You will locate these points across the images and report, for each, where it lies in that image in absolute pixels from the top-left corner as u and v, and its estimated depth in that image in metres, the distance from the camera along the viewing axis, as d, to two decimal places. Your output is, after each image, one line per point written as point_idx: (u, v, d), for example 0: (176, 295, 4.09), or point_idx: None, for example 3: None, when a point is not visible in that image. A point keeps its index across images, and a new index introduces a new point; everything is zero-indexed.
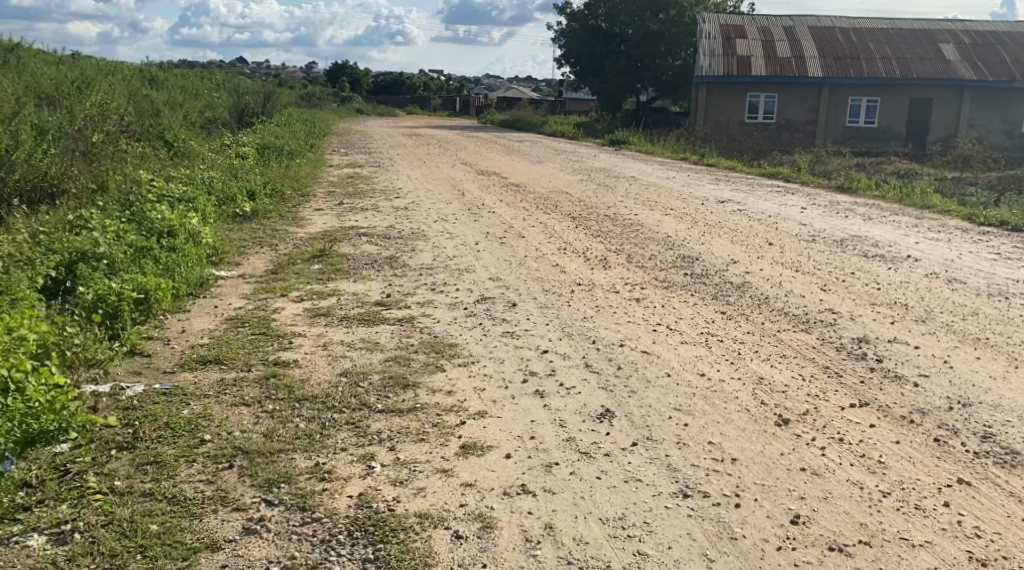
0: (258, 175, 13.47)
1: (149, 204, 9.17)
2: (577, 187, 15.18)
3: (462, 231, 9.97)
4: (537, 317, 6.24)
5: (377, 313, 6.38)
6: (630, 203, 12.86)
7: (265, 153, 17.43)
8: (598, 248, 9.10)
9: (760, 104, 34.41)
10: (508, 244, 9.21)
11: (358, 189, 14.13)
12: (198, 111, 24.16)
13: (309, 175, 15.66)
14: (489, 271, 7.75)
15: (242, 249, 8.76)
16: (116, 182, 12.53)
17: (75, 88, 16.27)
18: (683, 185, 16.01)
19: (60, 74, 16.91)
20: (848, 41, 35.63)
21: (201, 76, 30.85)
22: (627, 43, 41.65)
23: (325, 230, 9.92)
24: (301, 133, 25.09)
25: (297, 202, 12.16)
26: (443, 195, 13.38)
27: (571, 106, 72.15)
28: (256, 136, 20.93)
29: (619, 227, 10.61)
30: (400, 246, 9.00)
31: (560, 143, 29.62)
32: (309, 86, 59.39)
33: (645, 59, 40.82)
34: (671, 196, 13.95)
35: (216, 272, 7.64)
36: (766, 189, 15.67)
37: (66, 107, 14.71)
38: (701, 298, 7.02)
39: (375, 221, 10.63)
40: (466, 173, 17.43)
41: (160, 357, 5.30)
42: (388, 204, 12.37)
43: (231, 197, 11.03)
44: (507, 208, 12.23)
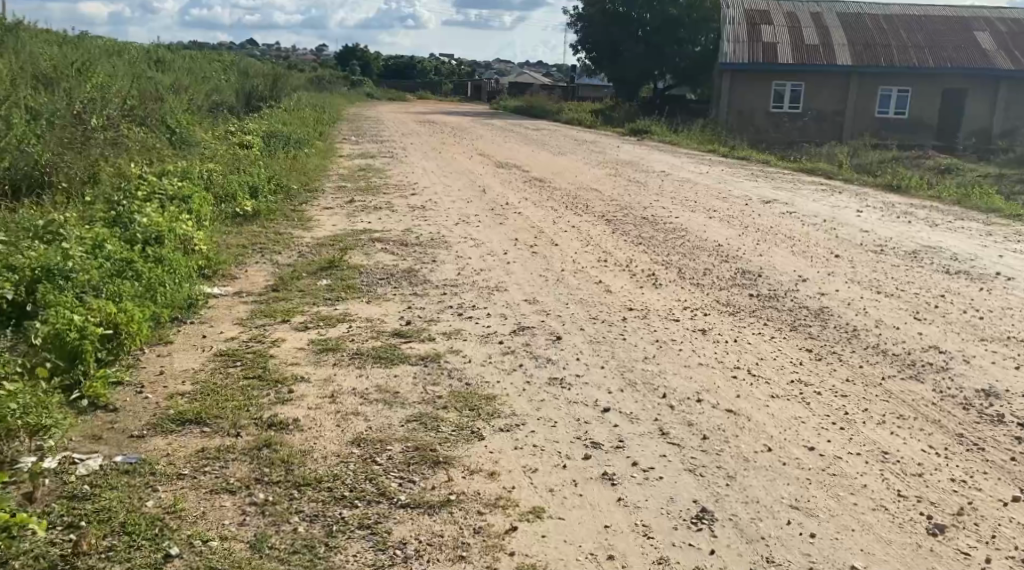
0: (263, 168, 12.47)
1: (138, 204, 8.16)
2: (606, 183, 14.12)
3: (488, 236, 8.93)
4: (590, 355, 5.18)
5: (396, 348, 5.32)
6: (668, 203, 11.80)
7: (272, 142, 16.39)
8: (644, 261, 8.05)
9: (787, 93, 33.09)
10: (541, 254, 8.16)
11: (371, 183, 13.10)
12: (205, 95, 23.16)
13: (320, 167, 14.65)
14: (525, 290, 6.71)
15: (241, 258, 7.73)
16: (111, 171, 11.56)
17: (74, 70, 15.29)
18: (718, 181, 14.91)
19: (58, 55, 15.93)
20: (878, 28, 34.26)
21: (209, 58, 29.89)
22: (645, 28, 39.91)
23: (334, 234, 8.90)
24: (311, 119, 24.05)
25: (305, 200, 11.13)
26: (463, 192, 12.33)
27: (586, 92, 70.70)
28: (263, 122, 19.93)
29: (662, 233, 9.55)
30: (418, 256, 7.95)
31: (580, 132, 28.47)
32: (320, 69, 58.24)
33: (664, 44, 39.52)
34: (710, 195, 12.89)
35: (208, 289, 6.59)
36: (809, 187, 14.56)
37: (60, 90, 13.73)
38: (778, 331, 5.95)
39: (391, 224, 9.59)
40: (486, 165, 16.39)
41: (127, 413, 4.25)
42: (404, 202, 11.33)
43: (231, 194, 10.00)
44: (534, 208, 11.17)
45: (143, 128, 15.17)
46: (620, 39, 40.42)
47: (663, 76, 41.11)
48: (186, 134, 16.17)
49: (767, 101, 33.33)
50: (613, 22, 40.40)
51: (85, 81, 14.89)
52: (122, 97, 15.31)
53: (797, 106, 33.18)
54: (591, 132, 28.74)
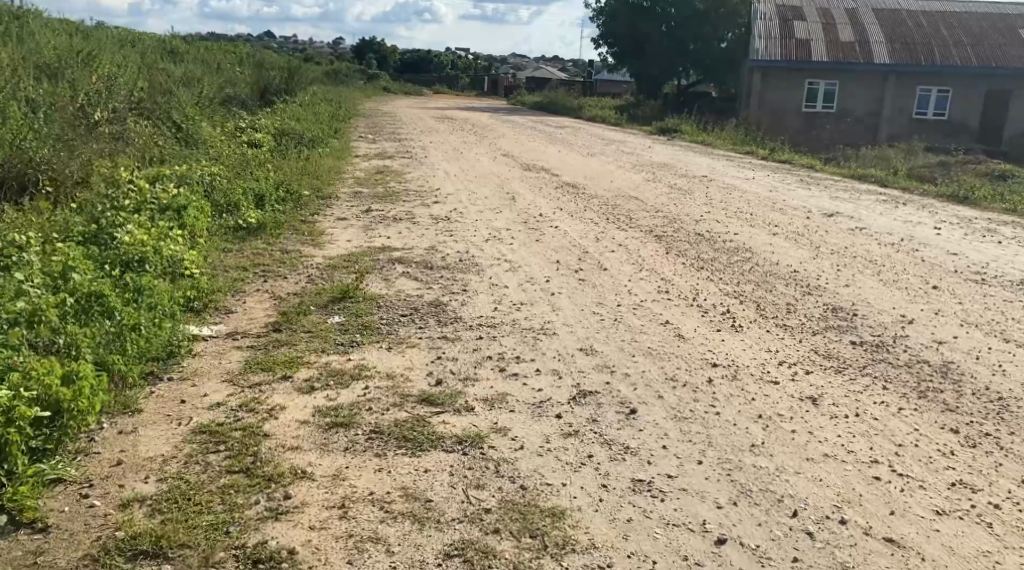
0: (273, 172, 11.32)
1: (124, 217, 7.02)
2: (646, 189, 12.92)
3: (524, 257, 7.73)
4: (678, 439, 3.97)
5: (424, 425, 4.09)
6: (720, 216, 10.62)
7: (284, 140, 15.28)
8: (712, 293, 6.84)
9: (820, 92, 31.68)
10: (589, 282, 6.95)
11: (390, 188, 11.94)
12: (217, 87, 22.08)
13: (335, 169, 13.51)
14: (579, 334, 5.50)
15: (239, 282, 6.58)
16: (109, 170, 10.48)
17: (79, 59, 14.19)
18: (768, 189, 13.71)
19: (62, 42, 14.85)
20: (917, 25, 32.80)
21: (223, 49, 28.79)
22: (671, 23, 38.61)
23: (349, 253, 7.74)
24: (326, 115, 22.90)
25: (317, 208, 9.97)
26: (490, 200, 11.14)
27: (604, 89, 69.32)
28: (276, 118, 18.82)
29: (724, 254, 8.35)
30: (445, 284, 6.76)
31: (607, 130, 27.26)
32: (335, 61, 57.14)
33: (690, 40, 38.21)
34: (764, 207, 11.65)
35: (195, 329, 5.42)
36: (869, 197, 13.30)
37: (60, 81, 12.67)
38: (904, 399, 4.71)
39: (414, 241, 8.41)
40: (514, 168, 15.21)
41: (61, 538, 3.10)
42: (427, 212, 10.17)
43: (234, 203, 8.85)
44: (572, 220, 9.97)
45: (150, 124, 14.10)
46: (645, 34, 39.09)
47: (688, 72, 39.77)
48: (196, 129, 15.10)
49: (800, 100, 31.92)
50: (638, 17, 39.10)
51: (89, 69, 13.79)
52: (128, 88, 14.22)
53: (830, 106, 31.77)
54: (618, 131, 27.49)
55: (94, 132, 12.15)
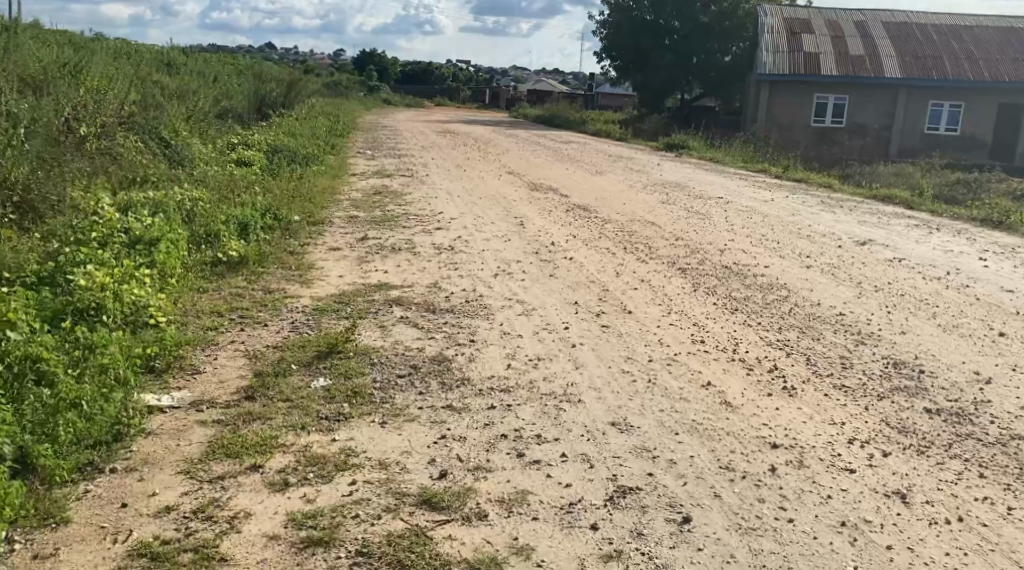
0: (264, 196, 10.51)
1: (85, 254, 6.17)
2: (662, 213, 12.11)
3: (538, 298, 6.87)
4: (749, 565, 3.21)
5: (426, 544, 3.26)
6: (747, 244, 9.81)
7: (277, 158, 14.45)
8: (754, 344, 5.98)
9: (830, 106, 30.92)
10: (613, 328, 6.10)
11: (388, 212, 11.12)
12: (210, 100, 21.25)
13: (331, 191, 12.71)
14: (608, 401, 4.65)
15: (212, 332, 5.74)
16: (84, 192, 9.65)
17: (66, 72, 13.34)
18: (791, 213, 12.91)
19: (49, 53, 14.00)
20: (929, 38, 32.06)
21: (219, 60, 27.94)
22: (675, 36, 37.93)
23: (341, 292, 6.90)
24: (324, 130, 22.11)
25: (308, 237, 9.14)
26: (497, 226, 10.33)
27: (606, 101, 68.68)
28: (270, 134, 18.01)
29: (758, 291, 7.52)
30: (448, 332, 5.92)
31: (613, 146, 26.47)
32: (335, 73, 56.49)
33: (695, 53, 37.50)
34: (791, 234, 10.83)
35: (153, 398, 4.57)
36: (899, 222, 12.48)
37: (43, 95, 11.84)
38: (1013, 495, 3.85)
39: (414, 277, 7.55)
40: (520, 188, 14.41)
41: None
42: (429, 240, 9.34)
43: (215, 233, 8.01)
44: (588, 250, 9.14)
45: (142, 139, 13.33)
46: (649, 47, 38.41)
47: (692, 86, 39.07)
48: (188, 145, 14.32)
49: (809, 114, 31.17)
50: (642, 30, 38.43)
51: (75, 80, 13.01)
52: (117, 101, 13.45)
53: (840, 120, 31.01)
54: (624, 146, 26.70)
55: (77, 149, 11.37)
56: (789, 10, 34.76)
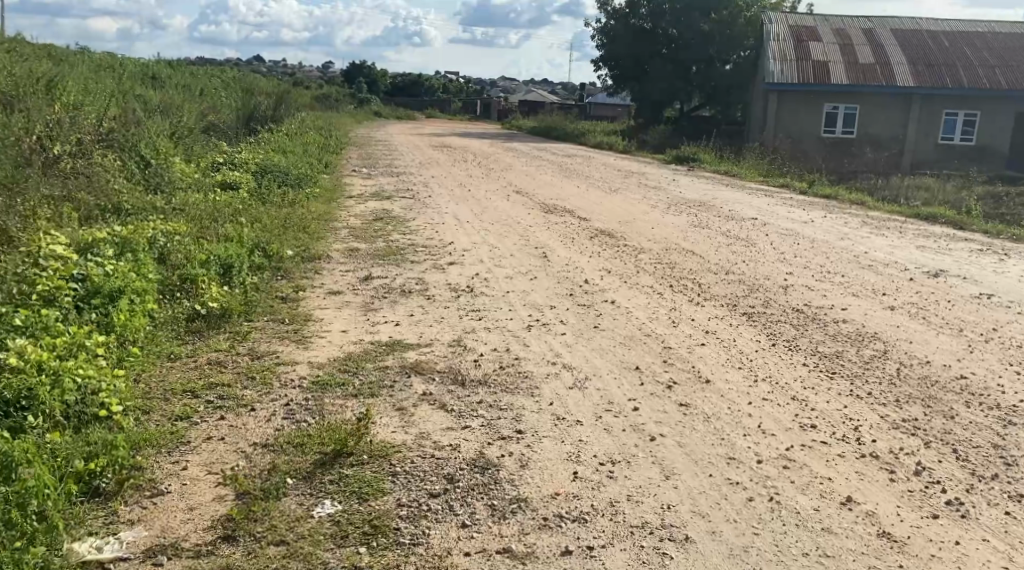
0: (253, 227, 9.21)
1: (20, 317, 4.83)
2: (697, 239, 10.86)
3: (589, 362, 5.55)
4: None
5: None
6: (808, 280, 8.58)
7: (268, 180, 13.14)
8: (876, 430, 4.69)
9: (840, 116, 29.79)
10: (694, 410, 4.78)
11: (393, 242, 9.84)
12: (196, 115, 19.89)
13: (328, 217, 11.43)
14: (728, 539, 3.41)
15: (183, 424, 4.43)
16: (42, 221, 8.25)
17: (39, 85, 11.99)
18: (838, 237, 11.71)
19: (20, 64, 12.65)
20: (941, 45, 31.01)
21: (206, 73, 26.59)
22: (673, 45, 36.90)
23: (347, 357, 5.59)
24: (317, 147, 20.85)
25: (303, 277, 7.84)
26: (518, 259, 9.07)
27: (600, 111, 67.56)
28: (259, 152, 16.70)
29: (849, 348, 6.25)
30: (485, 415, 4.60)
31: (619, 160, 25.27)
32: (325, 86, 55.28)
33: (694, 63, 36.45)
34: (847, 265, 9.60)
35: (89, 546, 3.27)
36: (959, 246, 11.28)
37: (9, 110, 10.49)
38: None
39: (432, 332, 6.23)
40: (534, 210, 13.14)
41: None
42: (444, 279, 8.05)
43: (192, 278, 6.67)
44: (628, 289, 7.84)
45: (124, 157, 12.06)
46: (647, 56, 37.37)
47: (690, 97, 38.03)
48: (172, 164, 13.06)
49: (819, 125, 30.02)
50: (640, 38, 37.40)
51: (48, 96, 11.74)
52: (98, 116, 12.20)
53: (850, 130, 29.89)
54: (632, 160, 25.52)
55: (50, 169, 10.11)
56: (793, 18, 33.65)
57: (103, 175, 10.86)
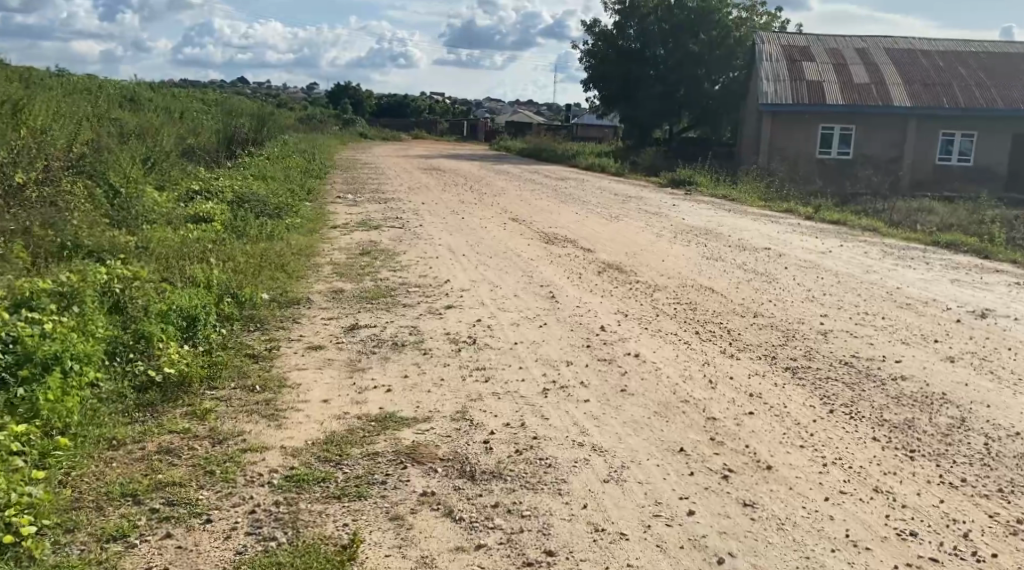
0: (225, 268, 8.23)
1: None
2: (714, 274, 9.97)
3: (622, 442, 4.59)
4: None
5: None
6: (848, 324, 7.69)
7: (246, 211, 12.21)
8: (990, 538, 3.77)
9: (835, 137, 29.01)
10: (763, 513, 3.86)
11: (382, 281, 8.88)
12: (174, 138, 18.93)
13: (311, 251, 10.48)
14: None
15: (113, 548, 3.46)
16: None
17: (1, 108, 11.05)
18: (864, 270, 10.86)
19: None
20: (937, 65, 30.46)
21: (185, 96, 25.65)
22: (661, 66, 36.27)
23: (328, 438, 4.63)
24: (300, 172, 19.92)
25: (278, 327, 6.86)
26: (521, 301, 8.12)
27: (587, 132, 66.97)
28: (240, 179, 15.76)
29: (920, 415, 5.32)
30: (503, 526, 3.69)
31: (614, 183, 24.44)
32: (311, 108, 54.48)
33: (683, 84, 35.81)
34: (884, 304, 8.73)
35: None
36: (994, 280, 10.45)
37: None
38: None
39: (432, 400, 5.27)
40: (532, 240, 12.24)
41: None
42: (441, 327, 7.09)
43: (147, 335, 5.65)
44: (651, 338, 6.89)
45: (92, 185, 11.12)
46: (635, 77, 36.70)
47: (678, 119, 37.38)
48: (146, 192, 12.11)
49: (814, 146, 29.20)
50: (628, 59, 36.77)
51: (12, 120, 10.80)
52: (68, 141, 11.29)
53: (846, 152, 29.11)
54: (627, 183, 24.73)
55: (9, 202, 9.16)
56: (785, 38, 33.00)
57: (67, 205, 9.89)
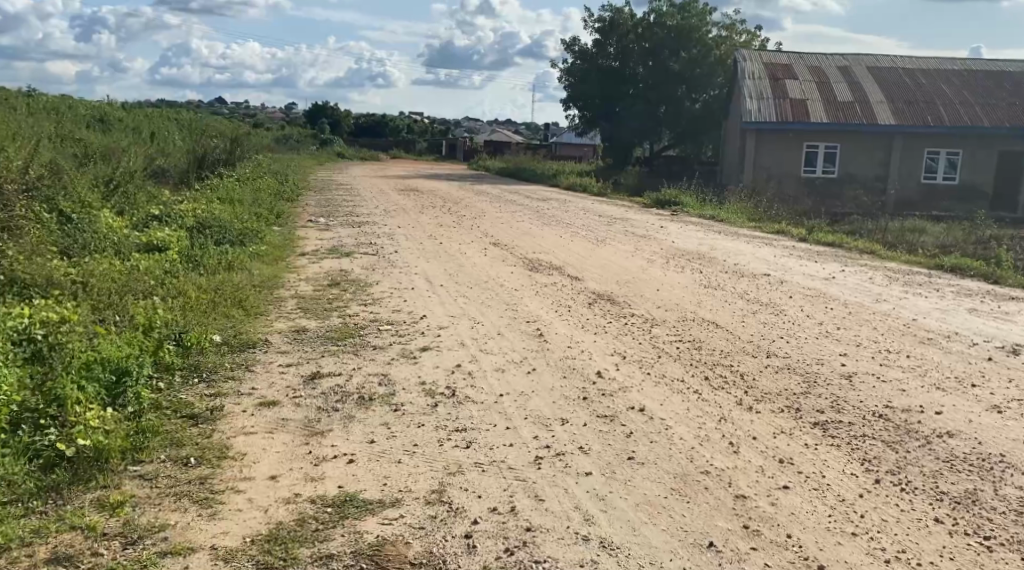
0: (172, 309, 7.29)
1: None
2: (715, 306, 9.17)
3: (637, 536, 3.74)
4: None
5: None
6: (871, 365, 6.87)
7: (207, 238, 11.30)
8: None
9: (820, 156, 28.41)
10: None
11: (351, 318, 7.98)
12: (142, 158, 18.03)
13: (275, 283, 9.57)
14: None
15: None
16: None
17: None
18: (874, 299, 10.09)
19: None
20: (921, 82, 30.05)
21: (155, 116, 24.75)
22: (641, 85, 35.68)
23: (271, 535, 3.74)
24: (271, 194, 19.02)
25: (227, 379, 5.92)
26: (505, 341, 7.24)
27: (567, 151, 66.46)
28: (206, 202, 14.86)
29: (984, 486, 4.50)
30: None
31: (597, 204, 23.74)
32: (287, 127, 53.61)
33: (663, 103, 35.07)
34: (905, 340, 7.94)
35: None
36: (1015, 310, 9.71)
37: None
38: None
39: (402, 474, 4.38)
40: (516, 268, 11.38)
41: None
42: (414, 374, 6.19)
43: (62, 395, 4.62)
44: (655, 387, 6.03)
45: (41, 210, 10.21)
46: (615, 96, 36.10)
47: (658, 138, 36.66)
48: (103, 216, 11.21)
49: (798, 164, 28.56)
50: (608, 77, 36.21)
51: None
52: (20, 161, 10.38)
53: (832, 170, 28.50)
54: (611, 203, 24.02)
55: None
56: (767, 56, 32.48)
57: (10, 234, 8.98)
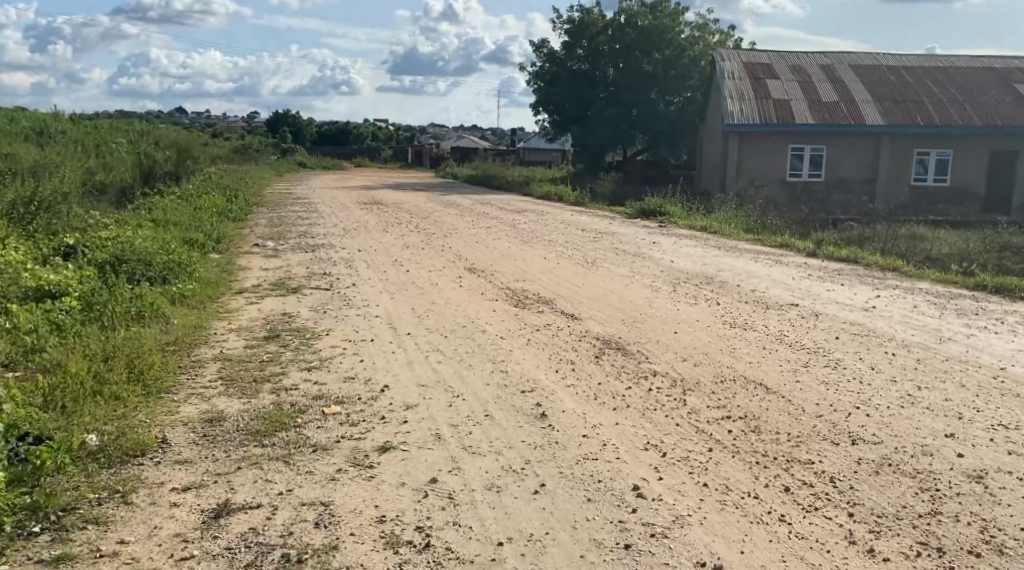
0: (30, 401, 5.24)
1: None
2: (754, 355, 7.29)
3: None
4: None
5: None
6: (996, 455, 5.01)
7: (118, 277, 9.23)
8: None
9: (807, 158, 26.73)
10: None
11: (285, 394, 5.97)
12: (75, 171, 15.86)
13: (195, 338, 7.52)
14: None
15: None
16: None
17: None
18: (936, 338, 8.28)
19: None
20: (909, 81, 28.58)
21: (94, 126, 22.52)
22: (613, 87, 33.81)
23: None
24: (218, 214, 16.94)
25: (81, 528, 3.92)
26: (493, 429, 5.27)
27: (535, 157, 64.74)
28: (134, 225, 12.75)
29: None
30: None
31: (576, 215, 21.90)
32: (246, 137, 51.34)
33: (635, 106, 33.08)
34: (1013, 405, 6.11)
35: None
36: None
37: None
38: None
39: None
40: (497, 304, 9.45)
41: None
42: (370, 500, 4.24)
43: None
44: (722, 516, 4.12)
45: None
46: (586, 99, 34.21)
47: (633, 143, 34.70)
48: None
49: (784, 167, 26.83)
50: (578, 80, 34.34)
51: None
52: None
53: (819, 174, 26.83)
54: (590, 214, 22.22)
55: None
56: (747, 54, 30.83)
57: None
